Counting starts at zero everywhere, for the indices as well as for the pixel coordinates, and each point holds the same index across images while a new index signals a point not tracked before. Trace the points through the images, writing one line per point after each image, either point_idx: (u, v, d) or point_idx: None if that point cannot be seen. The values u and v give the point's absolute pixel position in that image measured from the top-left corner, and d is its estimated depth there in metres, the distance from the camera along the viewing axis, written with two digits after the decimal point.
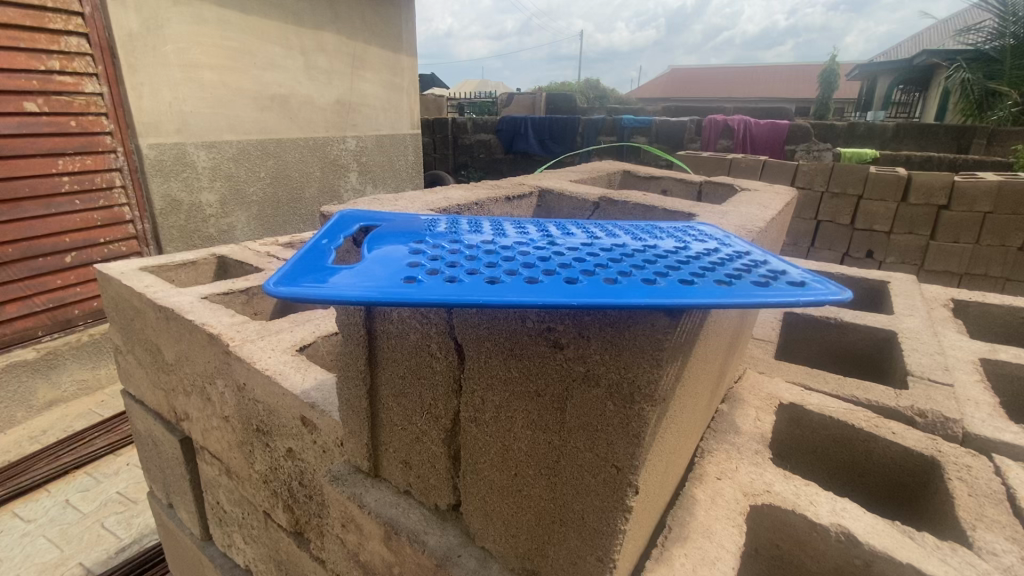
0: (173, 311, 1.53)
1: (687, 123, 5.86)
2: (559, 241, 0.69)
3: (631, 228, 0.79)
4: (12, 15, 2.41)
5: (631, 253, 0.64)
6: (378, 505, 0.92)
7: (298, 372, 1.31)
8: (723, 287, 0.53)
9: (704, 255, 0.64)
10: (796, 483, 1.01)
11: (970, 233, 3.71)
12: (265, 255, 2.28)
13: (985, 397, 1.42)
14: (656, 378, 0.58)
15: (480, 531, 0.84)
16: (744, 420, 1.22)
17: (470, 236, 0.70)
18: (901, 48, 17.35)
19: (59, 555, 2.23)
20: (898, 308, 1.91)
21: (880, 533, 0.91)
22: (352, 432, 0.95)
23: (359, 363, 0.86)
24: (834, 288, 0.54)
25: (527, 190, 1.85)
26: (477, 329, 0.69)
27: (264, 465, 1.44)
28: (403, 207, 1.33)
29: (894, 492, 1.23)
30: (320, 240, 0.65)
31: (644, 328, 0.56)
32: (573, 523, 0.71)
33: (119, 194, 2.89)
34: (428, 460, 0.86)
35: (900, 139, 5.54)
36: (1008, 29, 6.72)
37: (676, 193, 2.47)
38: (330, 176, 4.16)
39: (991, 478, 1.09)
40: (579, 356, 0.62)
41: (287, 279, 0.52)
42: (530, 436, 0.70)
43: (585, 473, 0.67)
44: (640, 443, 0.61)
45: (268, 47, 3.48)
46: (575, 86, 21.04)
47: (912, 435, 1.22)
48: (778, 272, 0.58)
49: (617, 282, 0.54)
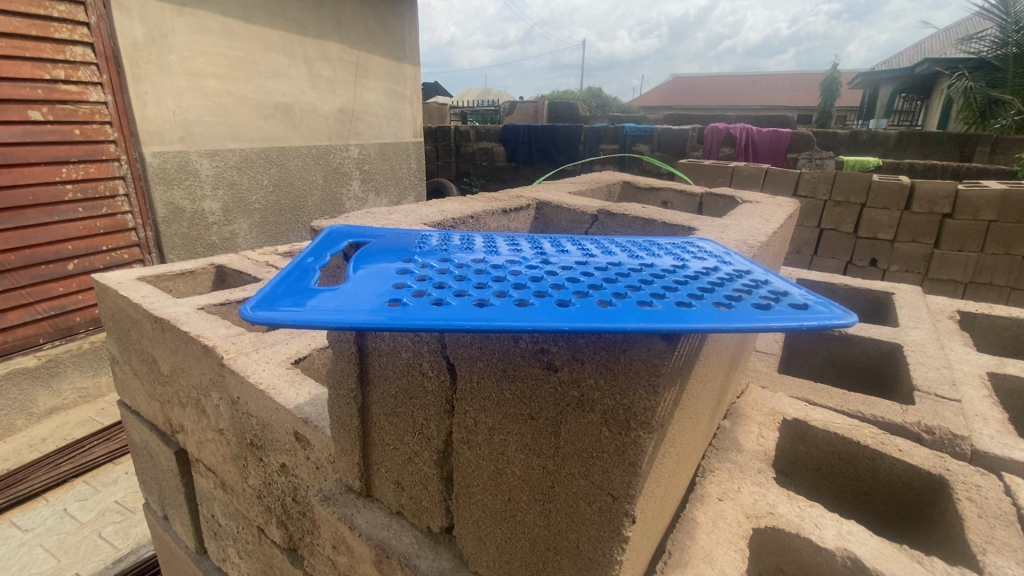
0: (169, 322, 1.52)
1: (689, 131, 5.82)
2: (552, 259, 0.67)
3: (628, 245, 0.76)
4: (18, 25, 2.43)
5: (627, 272, 0.62)
6: (369, 527, 0.90)
7: (293, 387, 1.28)
8: (723, 310, 0.51)
9: (702, 275, 0.62)
10: (800, 505, 0.99)
11: (975, 242, 3.67)
12: (263, 264, 2.27)
13: (993, 413, 1.39)
14: (653, 405, 0.55)
15: (473, 556, 0.81)
16: (747, 437, 1.19)
17: (461, 254, 0.68)
18: (903, 57, 17.37)
19: (55, 566, 2.20)
20: (904, 320, 1.88)
21: (888, 557, 0.87)
22: (345, 451, 0.93)
23: (350, 381, 0.83)
24: (838, 311, 0.52)
25: (525, 202, 1.82)
26: (469, 348, 0.66)
27: (258, 480, 1.42)
28: (396, 220, 1.30)
29: (902, 513, 1.19)
30: (305, 259, 0.63)
31: (641, 353, 0.54)
32: (569, 551, 0.68)
33: (122, 203, 2.89)
34: (421, 481, 0.83)
35: (903, 147, 5.57)
36: (1010, 37, 6.63)
37: (677, 204, 2.46)
38: (332, 185, 4.15)
39: (1001, 498, 1.06)
40: (573, 379, 0.59)
41: (265, 302, 0.50)
42: (524, 459, 0.68)
43: (580, 501, 0.65)
44: (636, 472, 0.59)
45: (272, 56, 3.49)
46: (578, 95, 21.15)
47: (919, 452, 1.19)
48: (779, 294, 0.56)
49: (612, 305, 0.52)
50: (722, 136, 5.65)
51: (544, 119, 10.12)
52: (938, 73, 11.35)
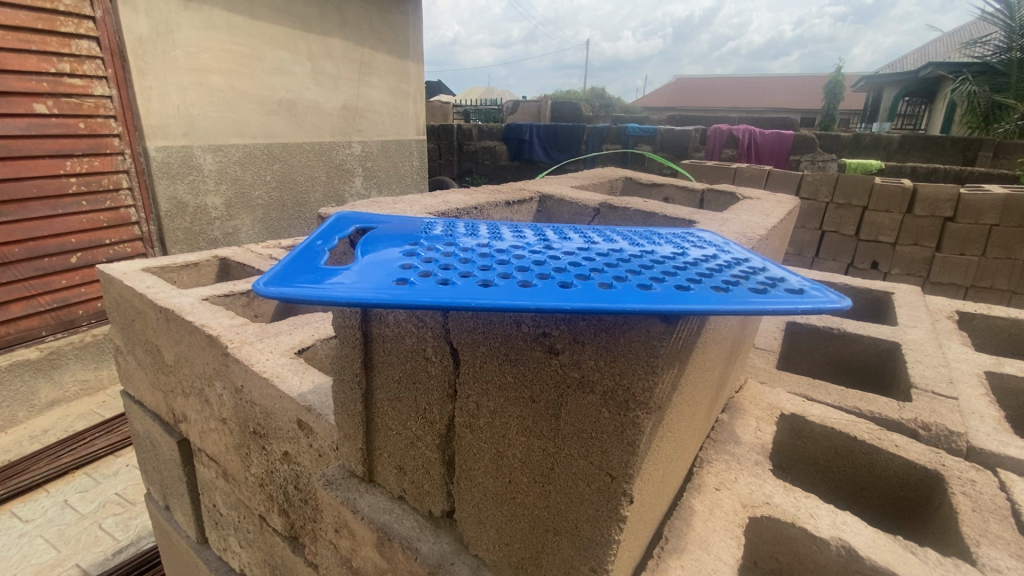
0: (173, 312, 1.53)
1: (692, 132, 5.84)
2: (555, 246, 0.68)
3: (629, 234, 0.78)
4: (22, 18, 2.45)
5: (628, 258, 0.63)
6: (372, 510, 0.91)
7: (296, 375, 1.30)
8: (720, 293, 0.53)
9: (701, 262, 0.64)
10: (796, 495, 1.00)
11: (976, 246, 3.69)
12: (267, 257, 2.28)
13: (990, 411, 1.41)
14: (652, 385, 0.57)
15: (474, 539, 0.82)
16: (745, 430, 1.21)
17: (466, 240, 0.70)
18: (907, 60, 17.31)
19: (56, 556, 2.22)
20: (902, 318, 1.90)
21: (882, 547, 0.89)
22: (348, 436, 0.95)
23: (355, 365, 0.85)
24: (832, 296, 0.53)
25: (528, 196, 1.84)
26: (473, 332, 0.68)
27: (260, 468, 1.44)
28: (402, 210, 1.32)
29: (897, 506, 1.21)
30: (315, 242, 0.65)
31: (641, 334, 0.56)
32: (567, 532, 0.70)
33: (126, 196, 2.91)
34: (423, 465, 0.85)
35: (906, 150, 5.57)
36: (1015, 42, 6.60)
37: (679, 200, 2.46)
38: (335, 181, 4.16)
39: (995, 493, 1.07)
40: (574, 361, 0.61)
41: (277, 280, 0.51)
42: (525, 441, 0.69)
43: (580, 482, 0.66)
44: (634, 451, 0.60)
45: (277, 52, 3.51)
46: (580, 95, 21.20)
47: (915, 447, 1.20)
48: (776, 280, 0.57)
49: (613, 287, 0.53)
50: (725, 136, 5.66)
51: (547, 119, 10.13)
52: (942, 78, 11.32)
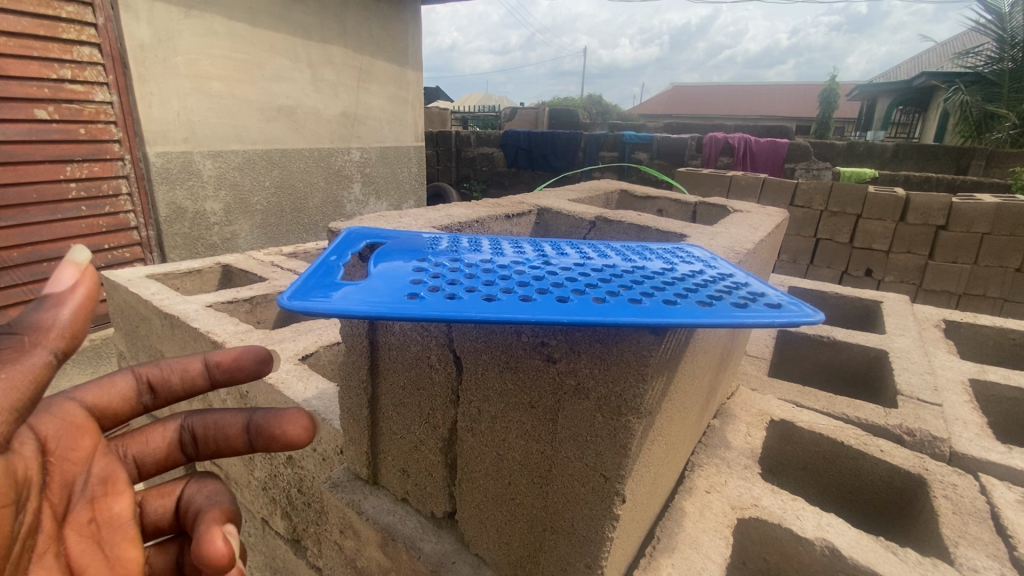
0: (178, 318, 1.57)
1: (687, 140, 5.90)
2: (553, 261, 0.72)
3: (621, 249, 0.82)
4: (26, 25, 2.48)
5: (620, 273, 0.68)
6: (376, 512, 0.95)
7: (300, 381, 1.34)
8: (704, 307, 0.57)
9: (688, 277, 0.68)
10: (783, 498, 1.04)
11: (968, 254, 3.76)
12: (268, 264, 2.32)
13: (972, 417, 1.45)
14: (642, 392, 0.61)
15: (474, 538, 0.86)
16: (735, 436, 1.25)
17: (470, 254, 0.74)
18: (900, 69, 17.49)
19: None
20: (890, 327, 1.95)
21: (864, 548, 0.93)
22: (353, 440, 0.99)
23: (361, 373, 0.89)
24: (807, 310, 0.57)
25: (526, 207, 1.88)
26: (476, 342, 0.72)
27: (264, 472, 1.47)
28: (405, 223, 1.36)
29: (882, 509, 1.25)
30: (329, 256, 0.69)
31: (632, 345, 0.60)
32: (564, 530, 0.74)
33: (125, 202, 2.95)
34: (426, 468, 0.89)
35: (900, 159, 5.65)
36: (1006, 53, 6.72)
37: (672, 213, 2.53)
38: (334, 187, 4.20)
39: (975, 496, 1.12)
40: (570, 369, 0.65)
41: (299, 293, 0.56)
42: (524, 445, 0.73)
43: (575, 482, 0.70)
44: (627, 454, 0.64)
45: (277, 59, 3.56)
46: (578, 101, 21.33)
47: (900, 452, 1.24)
48: (757, 295, 0.62)
49: (606, 301, 0.58)
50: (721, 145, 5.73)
51: (544, 126, 10.20)
52: (935, 87, 11.46)
